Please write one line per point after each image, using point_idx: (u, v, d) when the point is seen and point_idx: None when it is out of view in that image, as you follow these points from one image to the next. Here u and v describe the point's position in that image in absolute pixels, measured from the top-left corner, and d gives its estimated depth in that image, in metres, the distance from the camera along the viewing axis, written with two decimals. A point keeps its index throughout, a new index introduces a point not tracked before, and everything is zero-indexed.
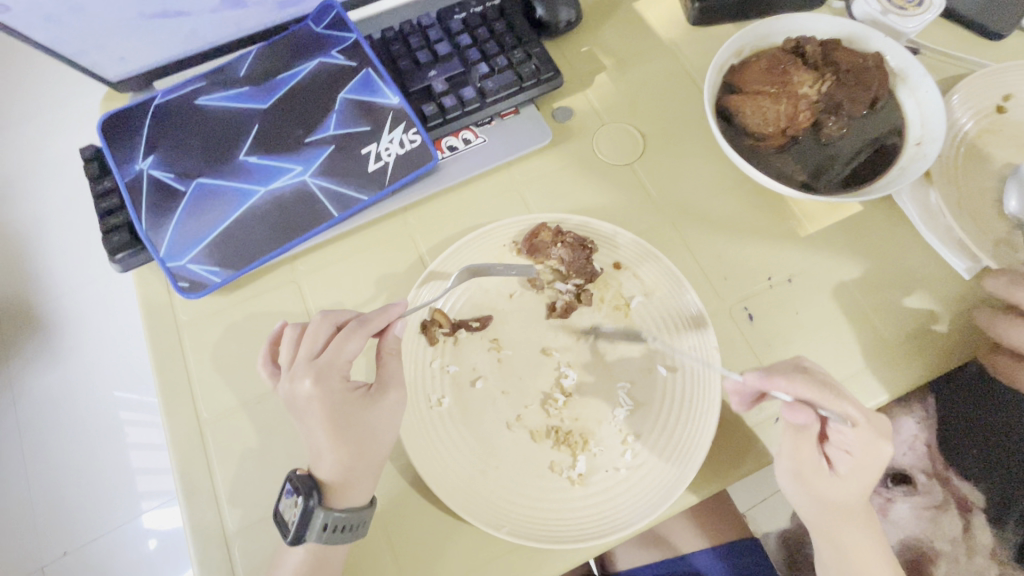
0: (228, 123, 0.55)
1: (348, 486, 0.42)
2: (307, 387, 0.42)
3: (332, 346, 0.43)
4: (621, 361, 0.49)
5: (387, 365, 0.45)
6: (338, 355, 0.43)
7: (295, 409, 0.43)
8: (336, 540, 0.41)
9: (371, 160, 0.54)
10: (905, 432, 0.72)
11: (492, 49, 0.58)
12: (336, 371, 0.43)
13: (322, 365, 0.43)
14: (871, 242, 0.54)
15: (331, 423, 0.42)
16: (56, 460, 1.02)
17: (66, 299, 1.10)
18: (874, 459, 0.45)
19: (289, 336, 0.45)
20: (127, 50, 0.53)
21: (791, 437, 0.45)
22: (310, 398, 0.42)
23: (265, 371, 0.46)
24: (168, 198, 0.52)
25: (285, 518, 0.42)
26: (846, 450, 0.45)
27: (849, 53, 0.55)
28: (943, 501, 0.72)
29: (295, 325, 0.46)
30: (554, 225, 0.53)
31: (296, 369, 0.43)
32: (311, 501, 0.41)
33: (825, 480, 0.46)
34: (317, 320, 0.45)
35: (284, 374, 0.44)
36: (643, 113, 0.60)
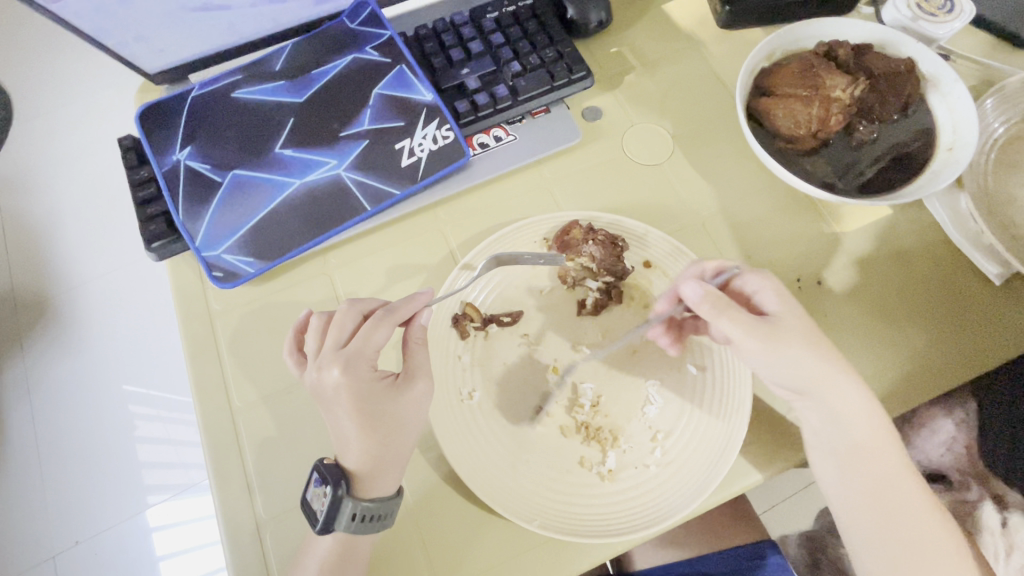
0: (264, 116, 0.55)
1: (376, 476, 0.43)
2: (335, 376, 0.42)
3: (359, 336, 0.43)
4: (651, 359, 0.50)
5: (414, 355, 0.45)
6: (367, 344, 0.43)
7: (322, 399, 0.43)
8: (365, 529, 0.42)
9: (405, 155, 0.55)
10: (939, 431, 0.67)
11: (524, 49, 0.58)
12: (363, 361, 0.43)
13: (349, 354, 0.43)
14: (901, 246, 0.54)
15: (359, 413, 0.42)
16: (71, 450, 1.03)
17: (85, 290, 1.11)
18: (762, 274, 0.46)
19: (314, 325, 0.45)
20: (168, 41, 0.54)
21: (725, 318, 0.43)
22: (338, 387, 0.42)
23: (291, 359, 0.46)
24: (204, 188, 0.53)
25: (312, 508, 0.42)
26: (755, 289, 0.46)
27: (881, 57, 0.55)
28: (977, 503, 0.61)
29: (320, 314, 0.46)
30: (585, 223, 0.53)
31: (323, 358, 0.43)
32: (340, 490, 0.42)
33: (782, 334, 0.43)
34: (343, 308, 0.45)
35: (312, 363, 0.44)
36: (673, 114, 0.61)
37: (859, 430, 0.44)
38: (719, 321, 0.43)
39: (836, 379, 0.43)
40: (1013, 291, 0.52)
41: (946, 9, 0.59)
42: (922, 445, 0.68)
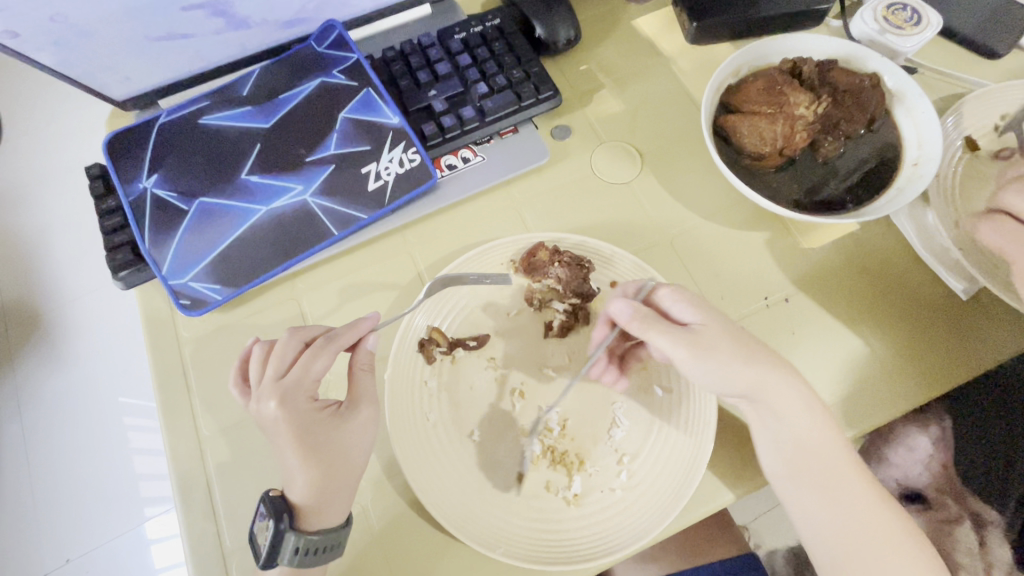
0: (231, 142, 0.56)
1: (321, 507, 0.43)
2: (271, 408, 0.43)
3: (298, 366, 0.44)
4: (618, 380, 0.50)
5: (359, 382, 0.46)
6: (303, 375, 0.44)
7: (264, 429, 0.44)
8: (310, 563, 0.42)
9: (372, 179, 0.55)
10: (920, 450, 0.77)
11: (491, 69, 0.59)
12: (302, 392, 0.44)
13: (287, 386, 0.43)
14: (868, 261, 0.54)
15: (297, 444, 0.43)
16: (60, 468, 1.03)
17: (72, 308, 1.11)
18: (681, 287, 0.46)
19: (256, 355, 0.46)
20: (133, 70, 0.54)
21: (644, 330, 0.43)
22: (277, 420, 0.43)
23: (235, 389, 0.46)
24: (169, 217, 0.53)
25: (257, 541, 0.42)
26: (673, 303, 0.46)
27: (846, 73, 0.55)
28: (958, 516, 0.75)
29: (262, 343, 0.46)
30: (551, 244, 0.53)
31: (261, 391, 0.43)
32: (283, 523, 0.42)
33: (703, 340, 0.43)
34: (284, 338, 0.45)
35: (252, 395, 0.44)
36: (642, 131, 0.61)
37: (831, 456, 0.46)
38: (650, 335, 0.43)
39: (778, 384, 0.44)
40: (981, 304, 0.52)
41: (912, 22, 0.59)
42: (906, 463, 0.77)
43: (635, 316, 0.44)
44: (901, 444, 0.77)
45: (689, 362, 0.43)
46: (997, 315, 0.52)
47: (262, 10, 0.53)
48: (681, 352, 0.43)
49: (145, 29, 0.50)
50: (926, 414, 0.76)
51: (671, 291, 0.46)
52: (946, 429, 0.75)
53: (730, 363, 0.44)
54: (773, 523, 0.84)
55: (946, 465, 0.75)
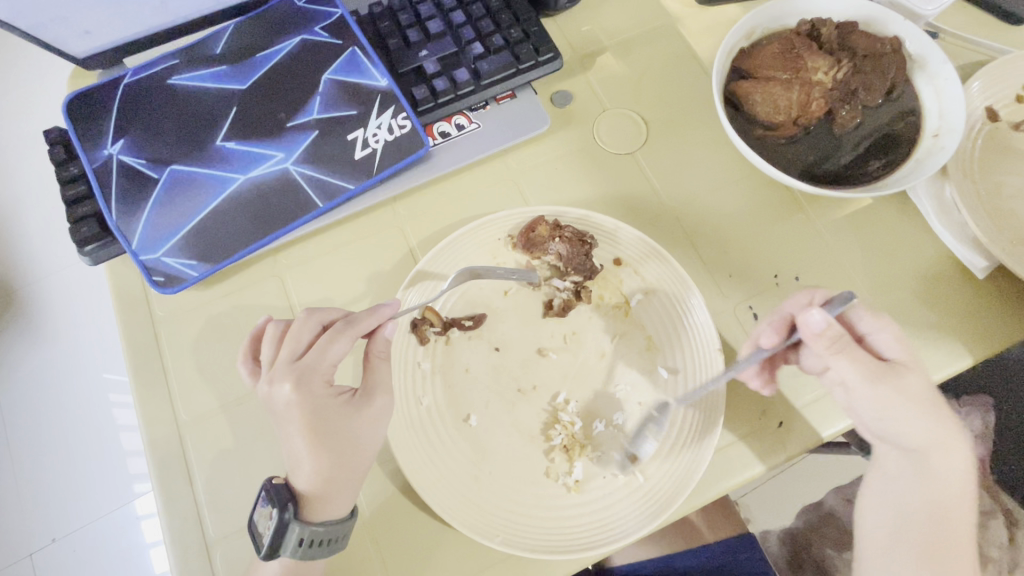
0: (205, 105, 0.51)
1: (326, 498, 0.40)
2: (285, 390, 0.40)
3: (316, 348, 0.41)
4: (621, 363, 0.47)
5: (376, 371, 0.43)
6: (321, 359, 0.41)
7: (274, 412, 0.41)
8: (315, 554, 0.40)
9: (359, 147, 0.51)
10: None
11: (487, 28, 0.54)
12: (318, 376, 0.41)
13: (303, 368, 0.40)
14: (881, 238, 0.52)
15: (307, 431, 0.40)
16: (44, 448, 1.00)
17: (46, 283, 1.06)
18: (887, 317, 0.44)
19: (271, 334, 0.43)
20: (93, 22, 0.49)
21: (842, 356, 0.41)
22: (290, 404, 0.40)
23: (245, 369, 0.44)
24: (139, 186, 0.49)
25: (258, 531, 0.40)
26: (874, 330, 0.44)
27: (867, 36, 0.52)
28: (992, 509, 0.74)
29: (278, 323, 0.43)
30: (552, 218, 0.50)
31: (275, 372, 0.40)
32: (287, 513, 0.39)
33: (905, 383, 0.42)
34: (301, 318, 0.42)
35: (265, 375, 0.41)
36: (648, 98, 0.57)
37: (949, 485, 0.42)
38: (837, 359, 0.41)
39: (947, 443, 0.43)
40: (996, 282, 0.50)
41: None
42: None
43: (834, 332, 0.41)
44: None
45: (860, 390, 0.42)
46: (1011, 294, 0.50)
47: None
48: (859, 381, 0.41)
49: None
50: (968, 407, 0.81)
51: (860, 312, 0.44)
52: (987, 425, 0.80)
53: (900, 412, 0.42)
54: (764, 503, 0.81)
55: (983, 456, 0.78)
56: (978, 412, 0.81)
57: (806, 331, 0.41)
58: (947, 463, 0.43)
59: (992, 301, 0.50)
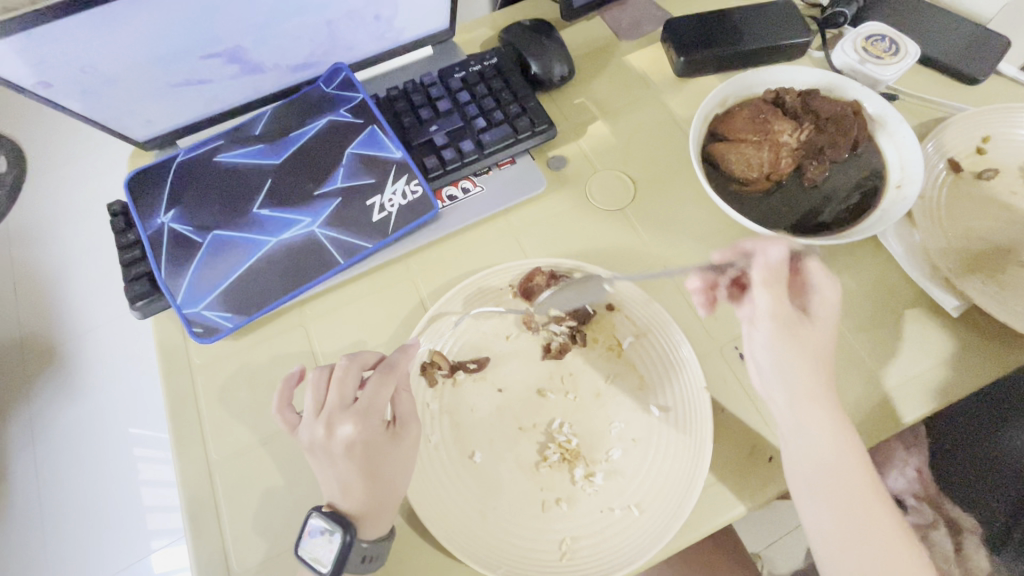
0: (246, 178, 0.59)
1: (379, 520, 0.44)
2: (344, 430, 0.44)
3: (368, 391, 0.45)
4: (614, 402, 0.51)
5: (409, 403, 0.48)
6: (374, 400, 0.45)
7: (329, 452, 0.45)
8: (363, 569, 0.44)
9: (376, 211, 0.57)
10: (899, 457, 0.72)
11: (489, 105, 0.62)
12: (371, 415, 0.45)
13: (360, 409, 0.45)
14: (857, 280, 0.56)
15: (365, 465, 0.44)
16: (71, 501, 1.04)
17: (89, 337, 1.14)
18: (833, 285, 0.49)
19: (318, 380, 0.46)
20: (154, 113, 0.58)
21: (761, 276, 0.47)
22: (351, 441, 0.44)
23: (284, 417, 0.48)
24: (185, 249, 0.56)
25: (316, 556, 0.43)
26: (816, 290, 0.49)
27: (828, 101, 0.58)
28: (935, 522, 0.69)
29: (321, 368, 0.47)
30: (548, 269, 0.55)
31: (332, 416, 0.45)
32: (349, 536, 0.42)
33: (808, 331, 0.47)
34: (346, 364, 0.46)
35: (318, 419, 0.45)
36: (634, 160, 0.63)
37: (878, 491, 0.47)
38: (761, 291, 0.47)
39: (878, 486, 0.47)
40: (972, 321, 0.53)
41: (891, 51, 0.62)
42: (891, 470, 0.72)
43: (772, 267, 0.47)
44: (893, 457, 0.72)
45: (758, 330, 0.48)
46: (988, 333, 0.53)
47: (275, 56, 0.58)
48: (766, 313, 0.47)
49: (167, 76, 0.54)
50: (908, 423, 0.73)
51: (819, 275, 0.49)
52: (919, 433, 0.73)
53: (789, 383, 0.47)
54: (785, 551, 0.85)
55: (922, 468, 0.72)
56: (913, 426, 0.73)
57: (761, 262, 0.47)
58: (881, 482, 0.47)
59: (970, 338, 0.52)
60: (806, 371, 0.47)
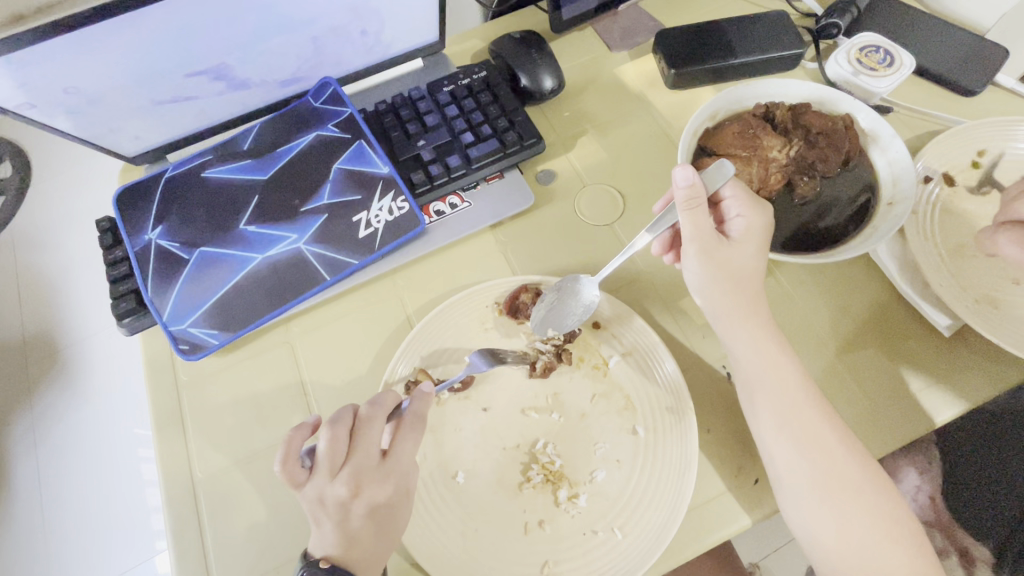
0: (232, 194, 0.59)
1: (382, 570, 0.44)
2: (372, 490, 0.43)
3: (395, 448, 0.45)
4: (599, 422, 0.50)
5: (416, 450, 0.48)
6: (402, 457, 0.45)
7: (347, 510, 0.43)
8: None
9: (362, 227, 0.57)
10: (907, 481, 0.75)
11: (477, 119, 0.61)
12: (397, 472, 0.44)
13: (387, 467, 0.44)
14: (847, 298, 0.55)
15: (386, 524, 0.43)
16: (73, 504, 1.04)
17: (90, 342, 1.15)
18: (760, 209, 0.50)
19: (338, 436, 0.43)
20: (142, 129, 0.58)
21: (690, 216, 0.48)
22: (375, 502, 0.43)
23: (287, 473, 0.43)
24: (172, 266, 0.56)
25: None
26: (737, 213, 0.50)
27: (819, 115, 0.57)
28: (945, 551, 0.72)
29: (339, 423, 0.44)
30: (534, 286, 0.55)
31: (359, 475, 0.43)
32: None
33: (727, 252, 0.49)
34: (372, 420, 0.45)
35: (340, 478, 0.43)
36: (624, 174, 0.63)
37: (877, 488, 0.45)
38: (688, 214, 0.48)
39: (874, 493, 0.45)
40: (966, 339, 0.52)
41: (885, 63, 0.61)
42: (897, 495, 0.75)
43: (687, 194, 0.47)
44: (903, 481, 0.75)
45: (687, 256, 0.50)
46: (983, 351, 0.52)
47: (261, 72, 0.58)
48: (693, 240, 0.49)
49: (152, 94, 0.54)
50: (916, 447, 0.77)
51: (733, 188, 0.51)
52: (931, 459, 0.76)
53: (718, 285, 0.50)
54: (782, 563, 0.84)
55: (934, 494, 0.74)
56: (924, 452, 0.76)
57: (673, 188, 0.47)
58: (876, 482, 0.45)
59: (964, 356, 0.52)
60: (764, 398, 0.47)
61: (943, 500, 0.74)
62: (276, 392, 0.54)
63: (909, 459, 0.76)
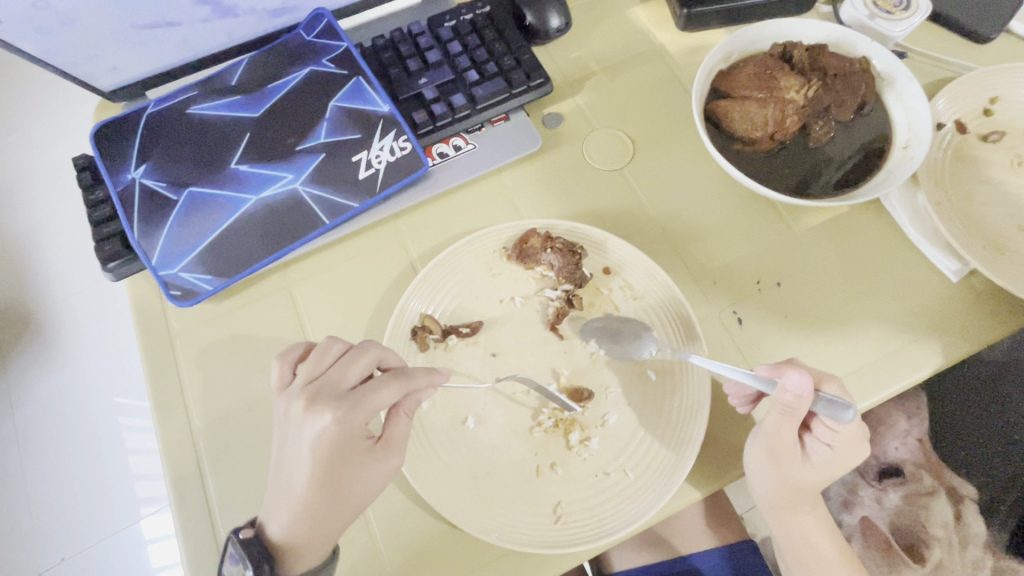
0: (222, 132, 0.55)
1: (299, 531, 0.41)
2: (322, 414, 0.40)
3: (364, 390, 0.41)
4: (611, 365, 0.50)
5: (398, 420, 0.43)
6: (367, 402, 0.40)
7: (296, 427, 0.41)
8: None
9: (362, 168, 0.54)
10: (896, 426, 0.80)
11: (481, 56, 0.58)
12: (354, 413, 0.40)
13: (347, 401, 0.41)
14: (855, 244, 0.55)
15: (322, 469, 0.40)
16: (54, 470, 1.02)
17: (67, 304, 1.10)
18: (853, 450, 0.46)
19: (330, 351, 0.43)
20: (120, 59, 0.54)
21: (775, 418, 0.43)
22: (320, 432, 0.40)
23: (280, 369, 0.44)
24: (159, 207, 0.52)
25: None
26: (826, 442, 0.46)
27: (836, 57, 0.55)
28: (934, 490, 0.77)
29: (342, 342, 0.44)
30: (543, 231, 0.53)
31: (320, 394, 0.41)
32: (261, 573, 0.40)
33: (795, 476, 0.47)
34: (365, 351, 0.43)
35: (303, 390, 0.41)
36: (634, 118, 0.61)
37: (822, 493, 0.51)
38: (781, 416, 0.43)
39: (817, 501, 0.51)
40: (972, 286, 0.53)
41: (902, 6, 0.60)
42: (883, 439, 0.80)
43: (789, 401, 0.41)
44: (891, 427, 0.80)
45: (754, 442, 0.46)
46: (988, 299, 0.52)
47: None
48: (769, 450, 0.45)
49: (130, 16, 0.50)
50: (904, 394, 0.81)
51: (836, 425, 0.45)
52: (919, 405, 0.81)
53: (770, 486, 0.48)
54: None
55: (922, 437, 0.79)
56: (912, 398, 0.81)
57: (779, 387, 0.41)
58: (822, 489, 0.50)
59: (970, 303, 0.52)
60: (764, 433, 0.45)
61: (930, 442, 0.79)
62: (275, 340, 0.52)
63: (899, 406, 0.81)
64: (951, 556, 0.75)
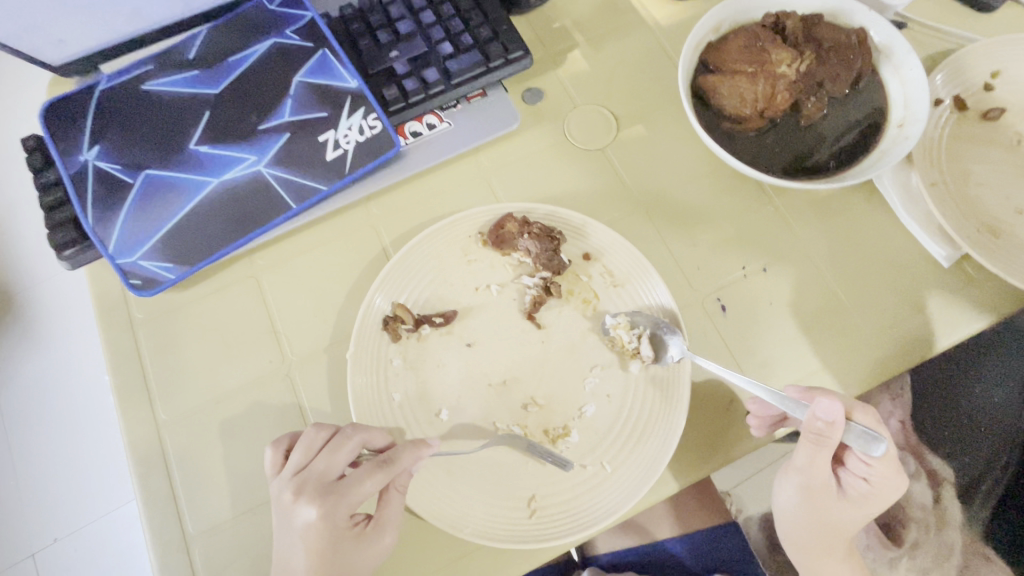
0: (180, 110, 0.52)
1: None
2: (307, 508, 0.38)
3: (350, 479, 0.39)
4: (589, 353, 0.48)
5: (391, 503, 0.41)
6: (353, 491, 0.39)
7: (286, 521, 0.39)
8: None
9: (330, 148, 0.51)
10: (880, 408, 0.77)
11: (456, 27, 0.55)
12: (342, 505, 0.39)
13: (332, 494, 0.39)
14: (846, 229, 0.53)
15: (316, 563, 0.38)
16: (40, 453, 1.00)
17: (43, 286, 1.06)
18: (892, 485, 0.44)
19: (313, 437, 0.41)
20: (66, 31, 0.50)
21: (808, 447, 0.42)
22: (309, 525, 0.38)
23: (274, 457, 0.42)
24: (115, 191, 0.50)
25: None
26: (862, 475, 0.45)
27: (831, 28, 0.52)
28: (917, 473, 0.76)
29: (325, 427, 0.42)
30: (521, 215, 0.51)
31: (306, 485, 0.39)
32: None
33: (829, 510, 0.46)
34: (349, 435, 0.41)
35: (290, 482, 0.40)
36: (618, 94, 0.57)
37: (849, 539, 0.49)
38: (817, 447, 0.42)
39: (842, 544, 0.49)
40: (964, 271, 0.51)
41: None
42: None
43: (819, 429, 0.41)
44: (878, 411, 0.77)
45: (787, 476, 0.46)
46: (980, 284, 0.50)
47: None
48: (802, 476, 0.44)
49: None
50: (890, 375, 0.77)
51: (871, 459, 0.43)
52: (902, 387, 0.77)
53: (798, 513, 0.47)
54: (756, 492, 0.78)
55: (905, 420, 0.77)
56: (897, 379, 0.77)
57: (809, 413, 0.41)
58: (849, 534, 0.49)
59: (961, 289, 0.50)
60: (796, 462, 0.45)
61: (912, 424, 0.77)
62: (243, 331, 0.50)
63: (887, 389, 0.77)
64: (925, 537, 0.75)
